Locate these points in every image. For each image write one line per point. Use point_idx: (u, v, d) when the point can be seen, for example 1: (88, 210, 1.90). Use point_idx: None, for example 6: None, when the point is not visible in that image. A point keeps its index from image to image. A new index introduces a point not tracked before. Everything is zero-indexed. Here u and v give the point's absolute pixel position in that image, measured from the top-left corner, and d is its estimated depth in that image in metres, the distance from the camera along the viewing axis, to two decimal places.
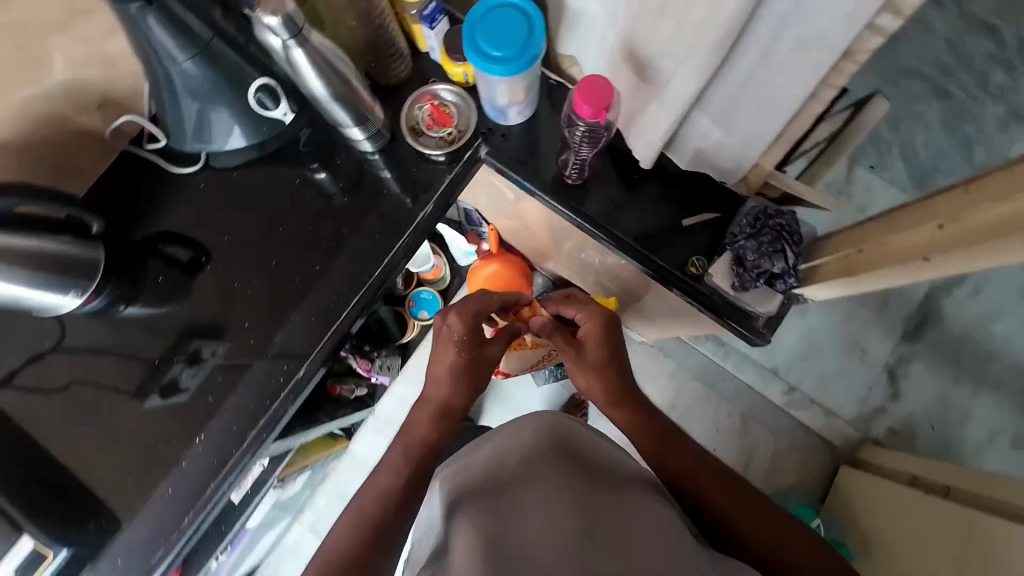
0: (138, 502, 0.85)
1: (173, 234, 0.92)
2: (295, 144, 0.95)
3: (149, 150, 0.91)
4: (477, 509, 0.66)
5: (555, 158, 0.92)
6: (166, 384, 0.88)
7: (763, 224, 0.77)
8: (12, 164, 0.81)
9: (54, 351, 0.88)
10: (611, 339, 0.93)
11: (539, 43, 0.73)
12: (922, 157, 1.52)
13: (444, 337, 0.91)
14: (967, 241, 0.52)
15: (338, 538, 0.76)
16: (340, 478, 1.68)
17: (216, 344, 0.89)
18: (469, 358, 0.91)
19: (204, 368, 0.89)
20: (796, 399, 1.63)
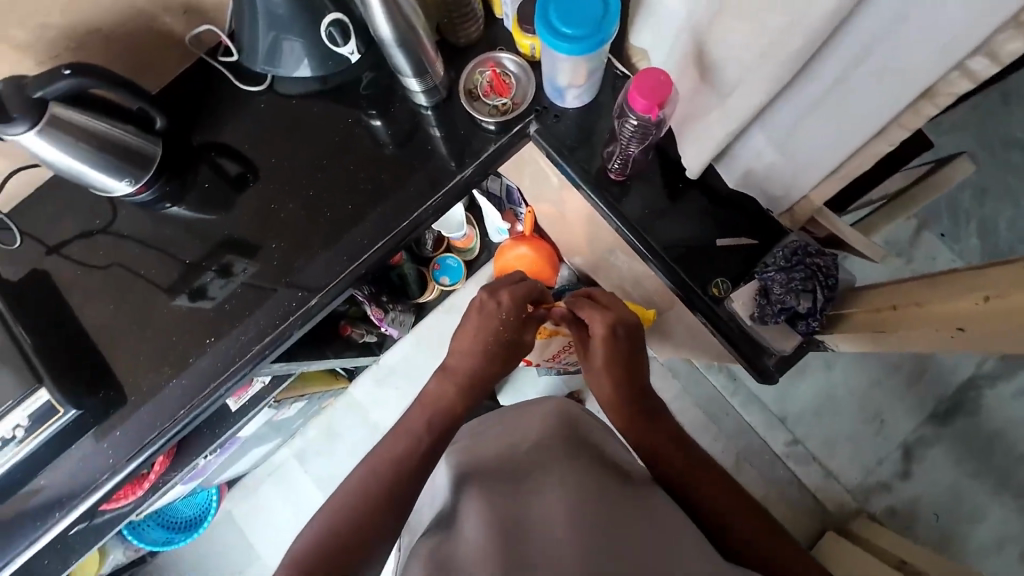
0: (144, 385, 0.91)
1: (227, 147, 0.96)
2: (356, 85, 0.97)
3: (221, 64, 0.95)
4: (493, 491, 0.76)
5: (603, 149, 0.90)
6: (195, 288, 0.94)
7: (799, 260, 0.74)
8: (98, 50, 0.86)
9: (103, 232, 0.95)
10: (620, 347, 0.91)
11: (612, 23, 0.71)
12: (1001, 236, 1.40)
13: (485, 312, 0.92)
14: (1010, 321, 0.49)
15: (348, 492, 0.78)
16: (334, 415, 1.75)
17: (248, 263, 0.94)
18: (509, 336, 0.92)
19: (233, 283, 0.93)
20: (797, 452, 1.58)
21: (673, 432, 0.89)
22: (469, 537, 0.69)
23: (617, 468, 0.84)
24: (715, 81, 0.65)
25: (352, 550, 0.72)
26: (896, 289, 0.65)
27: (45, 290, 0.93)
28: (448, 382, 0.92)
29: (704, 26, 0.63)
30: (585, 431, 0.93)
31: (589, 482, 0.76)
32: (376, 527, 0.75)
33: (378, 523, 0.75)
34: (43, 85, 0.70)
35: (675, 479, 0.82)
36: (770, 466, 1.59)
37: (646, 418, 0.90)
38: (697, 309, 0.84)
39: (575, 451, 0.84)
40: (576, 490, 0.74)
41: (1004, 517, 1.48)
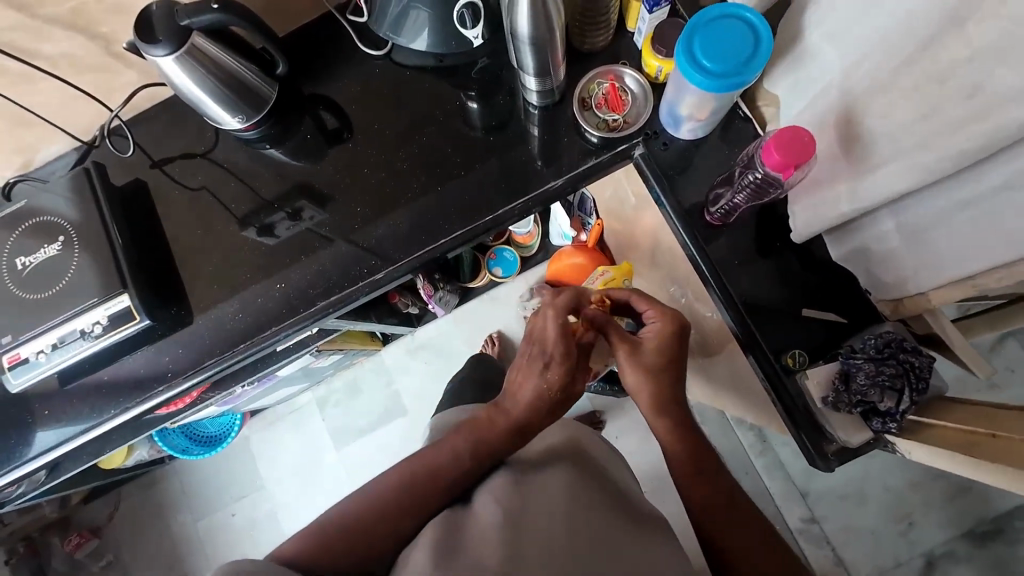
0: (211, 312, 0.95)
1: (333, 103, 0.98)
2: (469, 67, 0.96)
3: (348, 22, 0.96)
4: (504, 483, 0.79)
5: (705, 188, 0.87)
6: (265, 225, 0.97)
7: (891, 354, 0.70)
8: None
9: (204, 158, 0.99)
10: (674, 346, 0.89)
11: (762, 62, 0.67)
12: None
13: (536, 359, 0.87)
14: None
15: (380, 488, 0.80)
16: (358, 374, 1.79)
17: (318, 212, 0.96)
18: (560, 387, 0.86)
19: (299, 226, 0.96)
20: (810, 531, 1.52)
21: (711, 454, 0.88)
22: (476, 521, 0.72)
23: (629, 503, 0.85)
24: (858, 154, 0.61)
25: (376, 541, 0.74)
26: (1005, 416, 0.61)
27: (144, 200, 0.99)
28: (488, 412, 0.87)
29: (866, 95, 0.59)
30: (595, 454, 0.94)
31: (589, 499, 0.79)
32: (400, 526, 0.76)
33: (402, 516, 0.77)
34: (191, 14, 0.73)
35: (705, 511, 0.82)
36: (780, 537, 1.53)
37: (683, 435, 0.88)
38: (748, 350, 0.81)
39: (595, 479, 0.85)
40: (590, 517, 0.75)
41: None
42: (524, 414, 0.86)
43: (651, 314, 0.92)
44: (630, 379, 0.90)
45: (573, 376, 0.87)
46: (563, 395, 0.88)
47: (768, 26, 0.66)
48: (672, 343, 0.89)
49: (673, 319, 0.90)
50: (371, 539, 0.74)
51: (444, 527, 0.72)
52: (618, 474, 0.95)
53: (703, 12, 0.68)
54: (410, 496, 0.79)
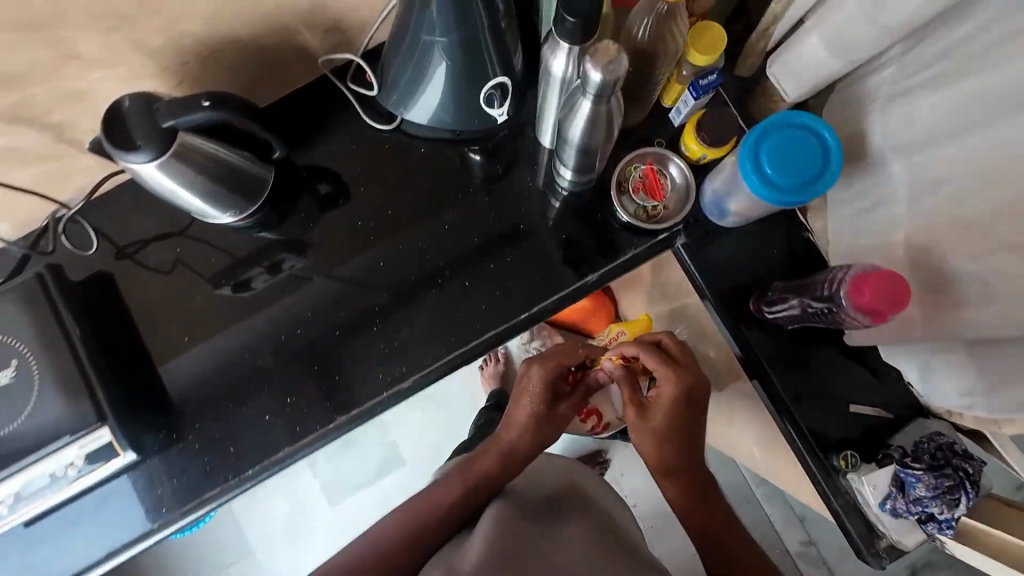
0: (206, 433, 0.82)
1: (327, 170, 0.86)
2: (488, 140, 0.86)
3: (349, 88, 0.84)
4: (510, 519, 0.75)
5: (756, 282, 0.83)
6: (239, 279, 0.86)
7: (945, 462, 0.70)
8: (219, 70, 0.75)
9: (181, 238, 0.86)
10: (684, 415, 0.81)
11: (828, 184, 0.63)
12: None
13: (523, 389, 0.87)
14: None
15: (380, 535, 0.77)
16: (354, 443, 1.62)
17: (297, 259, 0.86)
18: (545, 419, 0.85)
19: (278, 276, 0.86)
20: (808, 554, 1.58)
21: (726, 519, 0.83)
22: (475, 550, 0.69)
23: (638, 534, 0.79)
24: (941, 287, 0.58)
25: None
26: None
27: (113, 297, 0.85)
28: (491, 452, 0.85)
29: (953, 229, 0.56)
30: (611, 506, 0.88)
31: (594, 542, 0.74)
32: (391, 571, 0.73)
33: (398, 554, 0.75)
34: (176, 114, 0.60)
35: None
36: (782, 562, 1.59)
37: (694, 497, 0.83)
38: (756, 376, 0.84)
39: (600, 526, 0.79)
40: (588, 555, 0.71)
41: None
42: (511, 444, 0.85)
43: (659, 375, 0.81)
44: (642, 443, 0.84)
45: (556, 406, 0.86)
46: (548, 427, 0.86)
47: (839, 146, 0.62)
48: (679, 412, 0.80)
49: (686, 384, 0.80)
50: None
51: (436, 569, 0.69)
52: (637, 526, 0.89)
53: (779, 114, 0.64)
54: (414, 536, 0.77)
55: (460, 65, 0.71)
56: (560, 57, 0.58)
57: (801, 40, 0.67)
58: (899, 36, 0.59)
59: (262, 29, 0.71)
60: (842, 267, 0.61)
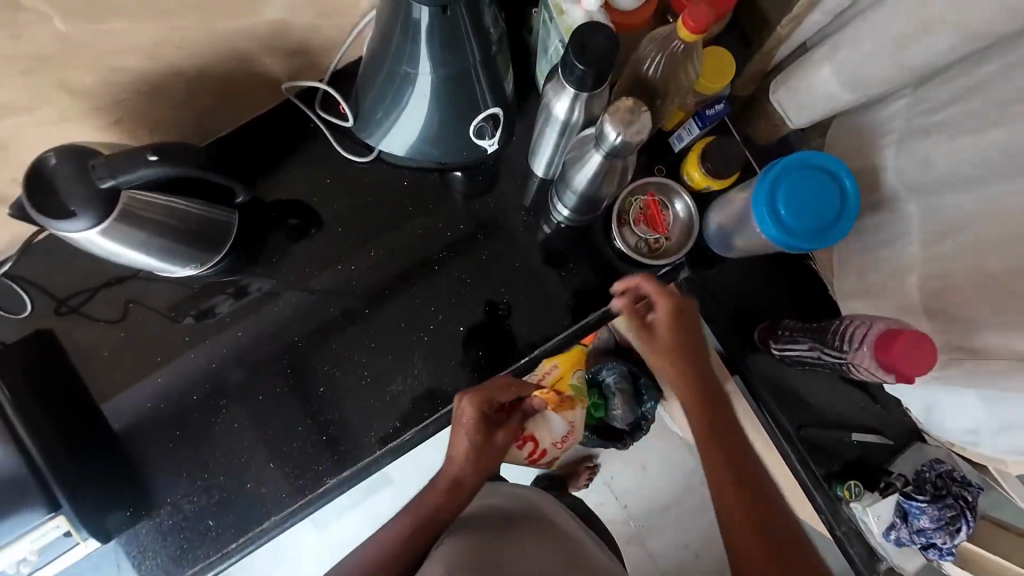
0: (179, 504, 0.74)
1: (297, 202, 0.78)
2: (476, 170, 0.80)
3: (319, 115, 0.75)
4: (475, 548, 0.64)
5: (761, 314, 0.80)
6: (203, 308, 0.77)
7: (946, 493, 0.73)
8: (167, 104, 0.65)
9: (135, 281, 0.76)
10: (684, 339, 0.65)
11: (839, 235, 0.60)
12: None
13: (454, 424, 0.69)
14: None
15: None
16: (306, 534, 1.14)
17: (263, 279, 0.78)
18: (488, 452, 0.68)
19: (246, 300, 0.77)
20: None
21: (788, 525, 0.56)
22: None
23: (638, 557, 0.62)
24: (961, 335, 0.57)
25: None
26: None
27: (57, 358, 0.74)
28: (436, 492, 0.67)
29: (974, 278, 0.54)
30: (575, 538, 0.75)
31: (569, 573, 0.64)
32: None
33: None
34: (117, 172, 0.51)
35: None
36: None
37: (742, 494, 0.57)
38: (737, 373, 0.82)
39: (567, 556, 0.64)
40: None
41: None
42: (455, 475, 0.67)
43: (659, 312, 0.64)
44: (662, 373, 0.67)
45: (496, 439, 0.69)
46: (491, 459, 0.69)
47: (857, 191, 0.59)
48: (678, 331, 0.64)
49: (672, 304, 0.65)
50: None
51: None
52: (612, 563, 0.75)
53: (797, 152, 0.60)
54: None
55: (449, 98, 0.64)
56: (564, 100, 0.53)
57: (812, 70, 0.63)
58: (919, 74, 0.56)
59: (216, 56, 0.61)
60: (862, 321, 0.59)
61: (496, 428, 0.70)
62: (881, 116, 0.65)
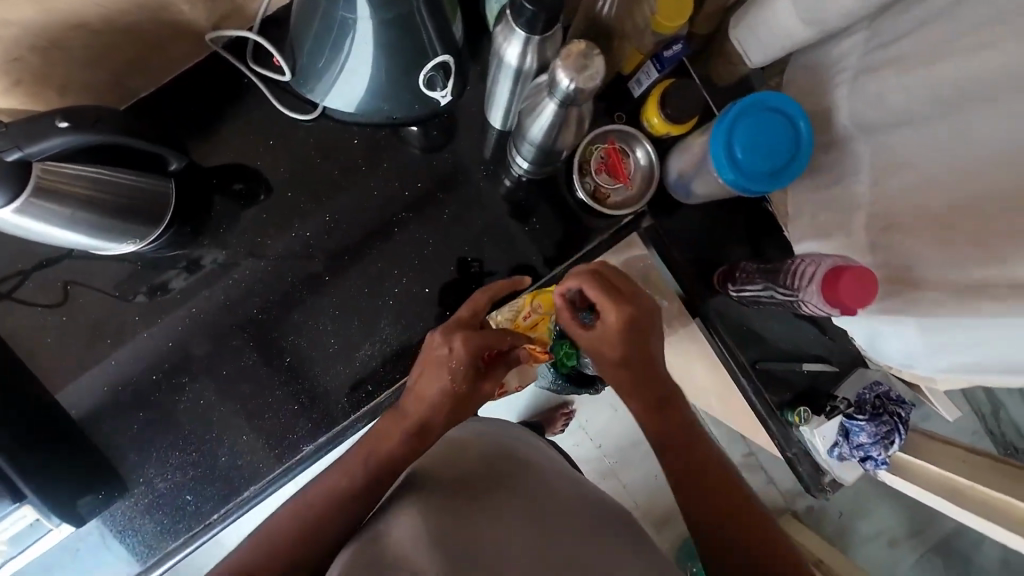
0: (152, 483, 0.73)
1: (240, 163, 0.73)
2: (431, 123, 0.76)
3: (252, 69, 0.69)
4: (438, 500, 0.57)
5: (721, 257, 0.83)
6: (156, 283, 0.73)
7: (881, 409, 0.79)
8: (75, 62, 0.59)
9: (70, 261, 0.72)
10: (640, 339, 0.64)
11: (792, 175, 0.61)
12: None
13: (433, 360, 0.65)
14: None
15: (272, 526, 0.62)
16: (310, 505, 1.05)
17: (219, 254, 0.74)
18: (464, 397, 0.66)
19: (202, 277, 0.74)
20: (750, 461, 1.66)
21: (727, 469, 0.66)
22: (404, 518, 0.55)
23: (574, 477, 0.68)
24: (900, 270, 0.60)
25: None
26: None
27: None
28: (396, 424, 0.66)
29: (914, 216, 0.57)
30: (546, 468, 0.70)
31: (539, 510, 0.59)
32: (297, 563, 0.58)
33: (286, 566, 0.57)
34: (23, 142, 0.46)
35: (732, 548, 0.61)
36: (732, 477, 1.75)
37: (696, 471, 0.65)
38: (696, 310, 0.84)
39: (507, 454, 0.67)
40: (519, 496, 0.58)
41: (920, 557, 1.69)
42: (424, 418, 0.65)
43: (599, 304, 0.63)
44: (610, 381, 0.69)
45: (479, 386, 0.67)
46: (466, 402, 0.67)
47: (810, 134, 0.60)
48: (635, 337, 0.63)
49: (631, 309, 0.63)
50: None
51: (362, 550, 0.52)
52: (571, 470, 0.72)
53: (753, 93, 0.60)
54: (298, 521, 0.61)
55: (393, 47, 0.59)
56: (515, 45, 0.50)
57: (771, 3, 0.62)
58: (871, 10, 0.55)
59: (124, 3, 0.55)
60: (811, 261, 0.61)
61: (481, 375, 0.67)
62: (836, 54, 0.65)
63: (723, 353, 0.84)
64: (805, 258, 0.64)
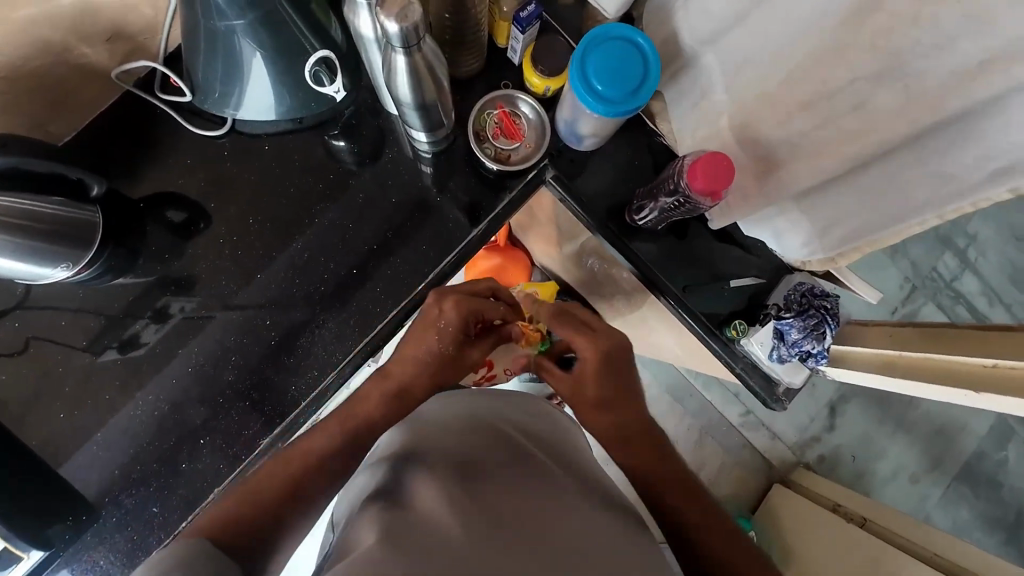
0: (119, 499, 0.79)
1: (178, 196, 0.80)
2: (337, 122, 0.83)
3: (162, 99, 0.77)
4: (465, 488, 0.51)
5: (626, 195, 0.87)
6: (126, 338, 0.80)
7: (809, 304, 0.81)
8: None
9: (19, 312, 0.77)
10: (620, 382, 0.71)
11: (651, 89, 0.66)
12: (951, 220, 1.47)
13: (426, 324, 0.74)
14: (996, 384, 0.58)
15: (267, 481, 0.61)
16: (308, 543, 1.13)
17: (187, 300, 0.81)
18: (449, 357, 0.74)
19: (170, 326, 0.81)
20: (750, 422, 1.50)
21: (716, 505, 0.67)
22: (425, 493, 0.51)
23: (555, 445, 0.67)
24: (762, 158, 0.65)
25: (251, 522, 0.57)
26: (953, 338, 0.68)
27: None
28: (377, 389, 0.72)
29: (758, 103, 0.62)
30: (560, 448, 0.66)
31: (586, 507, 0.54)
32: (264, 514, 0.58)
33: (267, 505, 0.59)
34: None
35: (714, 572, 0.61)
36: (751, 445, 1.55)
37: (690, 495, 0.66)
38: (635, 267, 0.89)
39: (511, 435, 0.63)
40: (540, 481, 0.55)
41: (952, 494, 1.49)
42: (405, 382, 0.72)
43: (578, 342, 0.72)
44: (588, 422, 0.72)
45: (466, 351, 0.76)
46: (455, 366, 0.76)
47: (654, 48, 0.66)
48: (611, 370, 0.71)
49: (607, 344, 0.72)
50: (236, 536, 0.55)
51: (389, 527, 0.46)
52: (561, 440, 0.69)
53: (597, 28, 0.66)
54: (284, 482, 0.61)
55: (269, 49, 0.66)
56: (361, 15, 0.56)
57: None
58: None
59: (28, 51, 0.63)
60: (682, 159, 0.66)
61: (466, 342, 0.77)
62: None
63: (652, 286, 0.88)
64: (683, 158, 0.68)
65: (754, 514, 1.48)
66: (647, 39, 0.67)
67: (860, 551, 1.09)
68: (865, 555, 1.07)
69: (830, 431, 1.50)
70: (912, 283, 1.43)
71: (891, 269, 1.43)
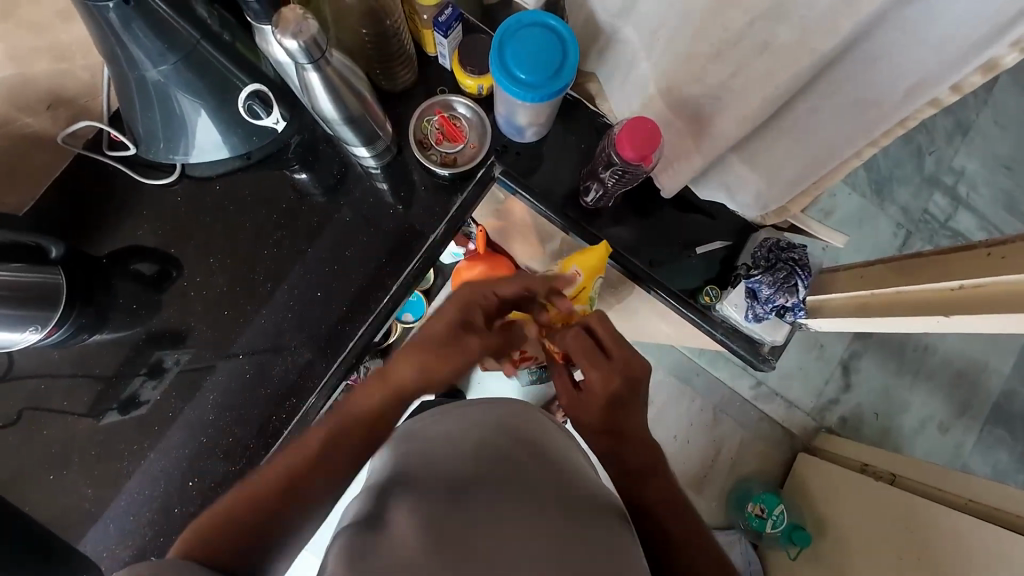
0: (121, 552, 0.80)
1: (142, 248, 0.82)
2: (284, 152, 0.85)
3: (111, 156, 0.79)
4: (439, 504, 0.47)
5: (577, 180, 0.87)
6: (123, 398, 0.82)
7: (777, 258, 0.79)
8: None
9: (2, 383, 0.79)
10: (623, 408, 0.63)
11: (572, 68, 0.67)
12: (939, 158, 1.42)
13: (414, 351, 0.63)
14: (960, 307, 0.58)
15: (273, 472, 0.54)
16: (310, 560, 1.15)
17: (177, 352, 0.83)
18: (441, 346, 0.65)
19: (164, 380, 0.83)
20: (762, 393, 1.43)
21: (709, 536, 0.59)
22: (409, 510, 0.46)
23: (548, 450, 0.60)
24: (693, 116, 0.65)
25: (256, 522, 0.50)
26: (920, 265, 0.65)
27: None
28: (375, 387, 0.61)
29: (676, 63, 0.62)
30: (557, 457, 0.59)
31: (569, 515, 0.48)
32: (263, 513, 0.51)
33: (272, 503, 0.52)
34: None
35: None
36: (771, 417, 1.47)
37: (641, 478, 0.61)
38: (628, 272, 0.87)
39: (499, 452, 0.56)
40: (525, 492, 0.50)
41: (984, 439, 1.42)
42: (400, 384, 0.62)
43: (590, 368, 0.65)
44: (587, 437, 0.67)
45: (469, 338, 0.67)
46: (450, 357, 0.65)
47: (569, 31, 0.67)
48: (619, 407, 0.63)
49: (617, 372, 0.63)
50: (249, 523, 0.50)
51: (351, 555, 0.42)
52: (552, 437, 0.63)
53: (511, 20, 0.67)
54: (297, 462, 0.55)
55: (197, 89, 0.68)
56: (270, 41, 0.57)
57: None
58: None
59: None
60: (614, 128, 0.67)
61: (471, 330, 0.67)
62: None
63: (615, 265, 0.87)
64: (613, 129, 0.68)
65: (782, 489, 1.40)
66: (561, 22, 0.68)
67: (893, 517, 1.03)
68: (900, 519, 1.01)
69: (846, 391, 1.44)
70: (904, 229, 1.39)
71: (881, 216, 1.39)
